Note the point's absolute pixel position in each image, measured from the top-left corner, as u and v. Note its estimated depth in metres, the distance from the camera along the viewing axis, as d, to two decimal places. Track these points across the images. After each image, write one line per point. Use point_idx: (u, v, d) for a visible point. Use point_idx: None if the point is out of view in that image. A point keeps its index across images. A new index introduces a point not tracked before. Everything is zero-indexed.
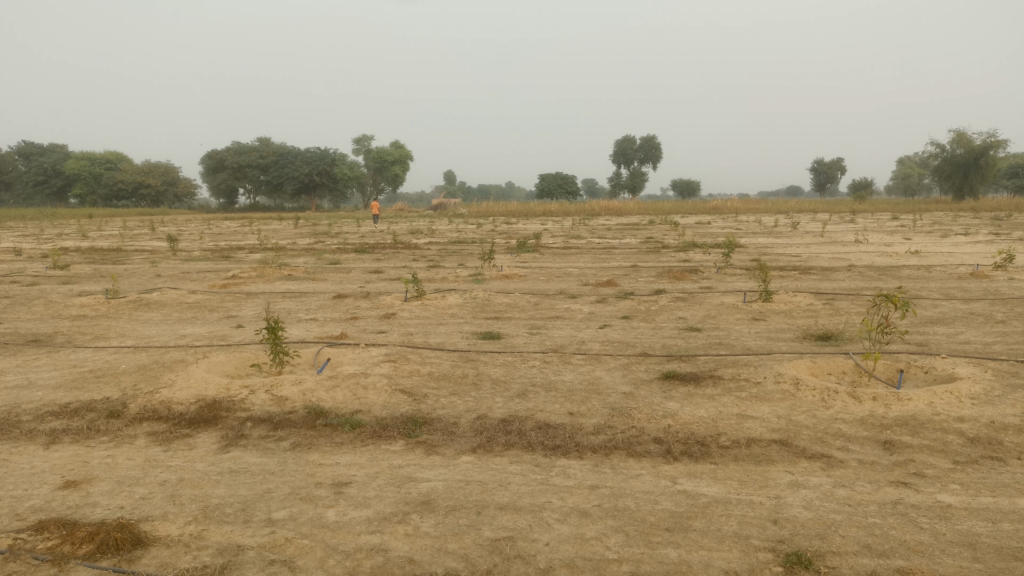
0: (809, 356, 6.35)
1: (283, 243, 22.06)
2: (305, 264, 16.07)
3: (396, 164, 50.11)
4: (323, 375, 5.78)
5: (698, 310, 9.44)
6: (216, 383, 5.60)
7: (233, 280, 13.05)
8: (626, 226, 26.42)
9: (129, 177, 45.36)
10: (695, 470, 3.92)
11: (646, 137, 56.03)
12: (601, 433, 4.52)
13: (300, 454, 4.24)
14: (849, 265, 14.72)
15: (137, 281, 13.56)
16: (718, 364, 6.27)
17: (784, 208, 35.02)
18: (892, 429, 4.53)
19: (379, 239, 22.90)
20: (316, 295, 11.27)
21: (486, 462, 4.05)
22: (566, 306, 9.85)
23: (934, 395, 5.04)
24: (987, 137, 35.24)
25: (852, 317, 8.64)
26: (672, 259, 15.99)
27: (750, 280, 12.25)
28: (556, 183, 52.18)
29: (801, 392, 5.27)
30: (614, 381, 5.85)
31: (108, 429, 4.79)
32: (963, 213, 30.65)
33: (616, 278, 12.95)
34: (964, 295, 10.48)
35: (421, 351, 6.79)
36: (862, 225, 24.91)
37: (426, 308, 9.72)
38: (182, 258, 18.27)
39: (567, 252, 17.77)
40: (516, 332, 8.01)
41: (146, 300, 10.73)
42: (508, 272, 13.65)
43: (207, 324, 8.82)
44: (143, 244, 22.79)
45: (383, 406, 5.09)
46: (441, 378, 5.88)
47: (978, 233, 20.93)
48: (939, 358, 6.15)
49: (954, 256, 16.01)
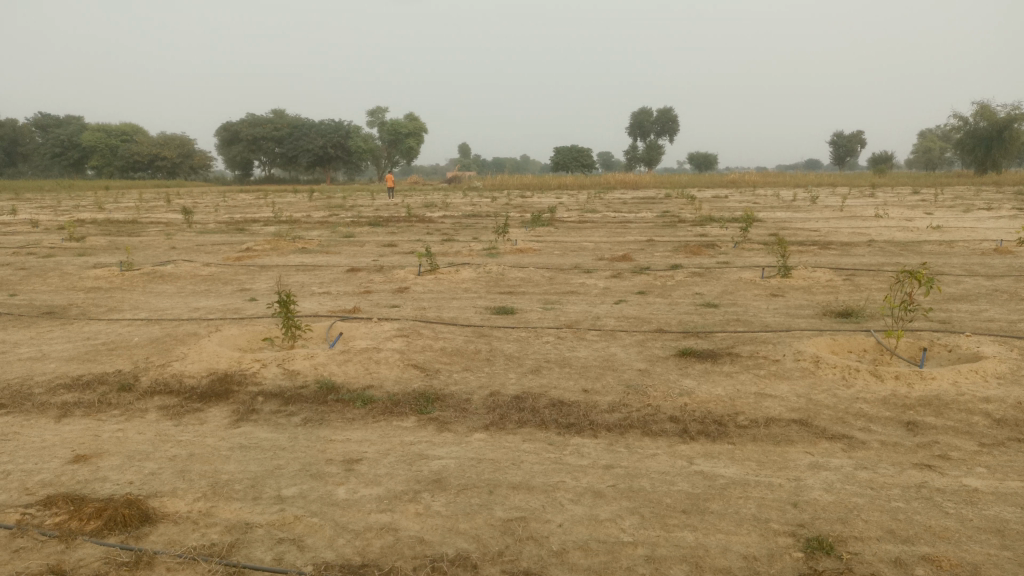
0: (829, 333, 6.22)
1: (298, 216, 22.02)
2: (319, 236, 16.03)
3: (411, 136, 49.88)
4: (336, 350, 5.73)
5: (715, 285, 9.31)
6: (227, 357, 5.56)
7: (247, 253, 13.03)
8: (642, 200, 26.18)
9: (145, 148, 45.45)
10: (712, 450, 3.84)
11: (663, 109, 55.32)
12: (616, 411, 4.44)
13: (310, 430, 4.20)
14: (869, 240, 14.49)
15: (152, 254, 13.57)
16: (735, 341, 6.16)
17: (802, 182, 34.59)
18: (915, 409, 4.42)
19: (393, 212, 22.82)
20: (330, 268, 11.22)
21: (499, 440, 3.98)
22: (581, 281, 9.76)
23: (959, 374, 4.92)
24: (1012, 109, 34.49)
25: (872, 294, 8.48)
26: (688, 233, 15.82)
27: (768, 255, 12.08)
28: (571, 156, 51.80)
29: (821, 370, 5.15)
30: (630, 357, 5.76)
31: (119, 402, 4.77)
32: (986, 187, 30.12)
33: (632, 253, 12.82)
34: (987, 271, 10.28)
35: (434, 326, 6.72)
36: (882, 199, 24.53)
37: (440, 282, 9.65)
38: (197, 230, 18.29)
39: (582, 225, 17.62)
40: (530, 307, 7.93)
41: (160, 272, 10.73)
42: (523, 246, 13.54)
43: (221, 297, 8.80)
44: (158, 217, 22.83)
45: (395, 381, 5.03)
46: (455, 354, 5.81)
47: (1001, 208, 20.54)
48: (963, 336, 6.00)
49: (977, 231, 15.72)
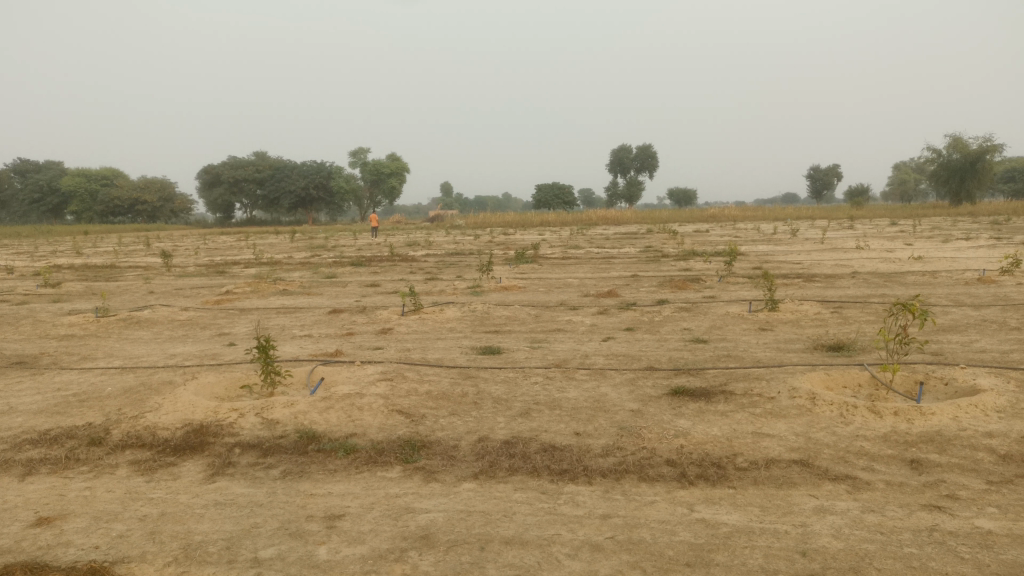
0: (823, 368, 6.10)
1: (279, 257, 21.81)
2: (300, 277, 15.83)
3: (393, 176, 50.03)
4: (317, 396, 5.52)
5: (702, 321, 9.20)
6: (203, 407, 5.34)
7: (227, 296, 12.80)
8: (624, 235, 26.27)
9: (125, 193, 45.20)
10: (713, 496, 3.67)
11: (642, 146, 55.86)
12: (610, 455, 4.26)
13: (290, 484, 3.99)
14: (852, 272, 14.51)
15: (129, 299, 13.30)
16: (728, 378, 6.02)
17: (782, 215, 34.88)
18: (918, 446, 4.28)
19: (375, 251, 22.68)
20: (311, 310, 11.01)
21: (489, 490, 3.79)
22: (567, 319, 9.62)
23: (958, 409, 4.80)
24: (983, 140, 35.11)
25: (861, 326, 8.40)
26: (672, 268, 15.78)
27: (754, 289, 12.03)
28: (553, 193, 52.12)
29: (818, 407, 5.02)
30: (621, 398, 5.60)
31: (88, 458, 4.54)
32: (963, 217, 30.52)
33: (617, 289, 12.72)
34: (973, 301, 10.26)
35: (418, 368, 6.54)
36: (862, 231, 24.72)
37: (424, 322, 9.47)
38: (176, 274, 18.04)
39: (566, 262, 17.56)
40: (516, 346, 7.77)
41: (136, 318, 10.47)
42: (507, 283, 13.42)
43: (198, 343, 8.56)
44: (137, 261, 22.53)
45: (379, 428, 4.84)
46: (440, 397, 5.63)
47: (979, 238, 20.75)
48: (958, 368, 5.90)
49: (958, 261, 15.81)
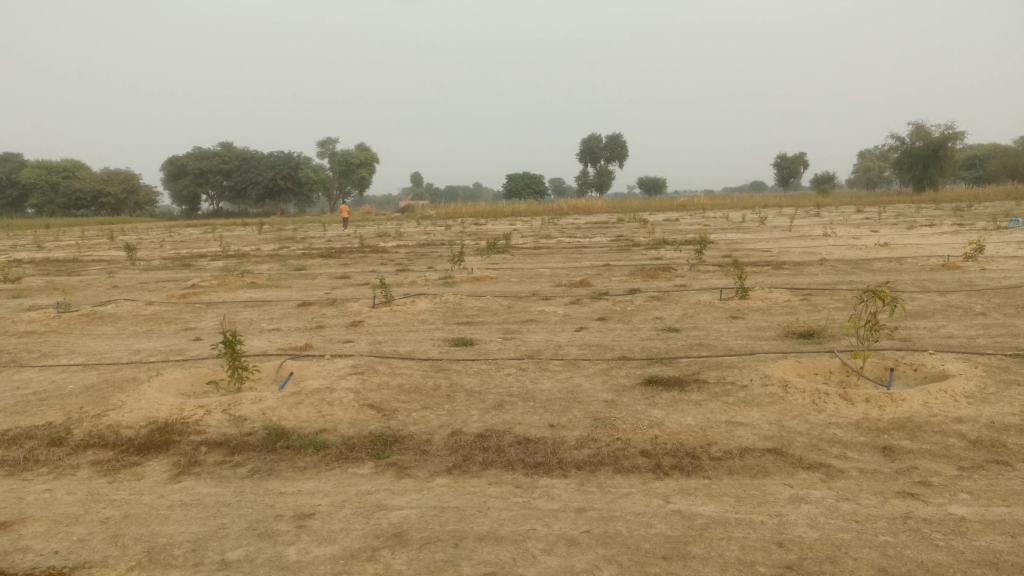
0: (794, 355, 6.12)
1: (247, 250, 21.49)
2: (269, 270, 15.62)
3: (362, 166, 49.58)
4: (286, 391, 5.41)
5: (674, 309, 9.21)
6: (168, 404, 5.20)
7: (193, 289, 12.57)
8: (595, 224, 26.31)
9: (87, 185, 44.25)
10: (688, 487, 3.64)
11: (612, 135, 55.95)
12: (585, 447, 4.23)
13: (259, 482, 3.89)
14: (820, 259, 14.67)
15: (92, 293, 13.01)
16: (701, 367, 6.02)
17: (750, 203, 35.16)
18: (890, 433, 4.31)
19: (346, 243, 22.45)
20: (280, 302, 10.85)
21: (463, 485, 3.73)
22: (539, 309, 9.59)
23: (928, 395, 4.84)
24: (946, 128, 35.68)
25: (831, 313, 8.47)
26: (643, 257, 15.81)
27: (724, 277, 12.09)
28: (523, 183, 52.03)
29: (790, 395, 5.03)
30: (595, 388, 5.57)
31: (48, 459, 4.39)
32: (926, 204, 31.02)
33: (589, 278, 12.72)
34: (939, 287, 10.40)
35: (390, 361, 6.45)
36: (829, 219, 25.00)
37: (395, 314, 9.36)
38: (141, 267, 17.70)
39: (537, 252, 17.52)
40: (489, 338, 7.70)
41: (99, 313, 10.23)
42: (479, 274, 13.34)
43: (164, 338, 8.38)
44: (100, 254, 22.06)
45: (350, 424, 4.75)
46: (413, 391, 5.55)
47: (943, 224, 21.09)
48: (927, 354, 5.96)
49: (923, 247, 16.05)
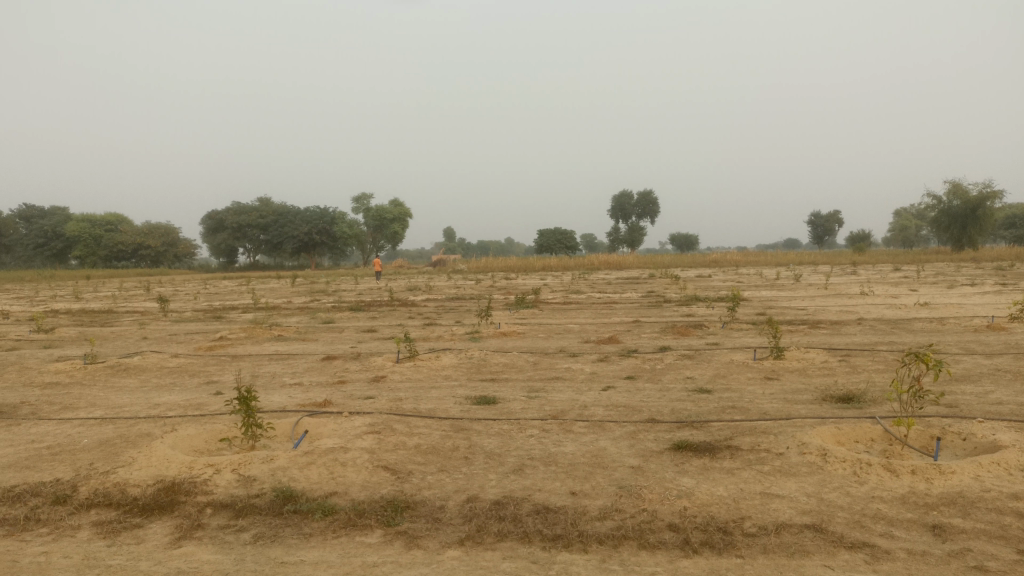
0: (832, 421, 5.80)
1: (278, 302, 21.61)
2: (297, 323, 15.62)
3: (396, 222, 50.19)
4: (299, 451, 5.23)
5: (706, 369, 8.91)
6: (178, 462, 5.05)
7: (220, 342, 12.56)
8: (626, 280, 26.11)
9: (129, 239, 45.20)
10: (719, 567, 3.36)
11: (644, 192, 56.11)
12: (608, 518, 3.96)
13: (261, 550, 3.69)
14: (858, 318, 14.26)
15: (121, 344, 13.06)
16: (734, 432, 5.72)
17: (784, 261, 34.73)
18: (939, 509, 3.98)
19: (375, 296, 22.52)
20: (304, 356, 10.76)
21: (475, 559, 3.49)
22: (566, 366, 9.35)
23: (980, 467, 4.49)
24: (984, 187, 35.10)
25: (871, 376, 8.10)
26: (674, 314, 15.53)
27: (758, 335, 11.76)
28: (555, 239, 52.12)
29: (829, 465, 4.72)
30: (621, 452, 5.30)
31: (49, 519, 4.24)
32: (966, 263, 30.38)
33: (618, 335, 12.46)
34: (984, 349, 9.97)
35: (408, 420, 6.25)
36: (865, 277, 24.54)
37: (419, 370, 9.19)
38: (173, 319, 17.84)
39: (566, 307, 17.35)
40: (512, 396, 7.47)
41: (125, 365, 10.20)
42: (506, 329, 13.17)
43: (185, 391, 8.29)
44: (135, 306, 22.34)
45: (363, 487, 4.55)
46: (430, 452, 5.33)
47: (985, 284, 20.53)
48: (976, 422, 5.59)
49: (965, 307, 15.56)
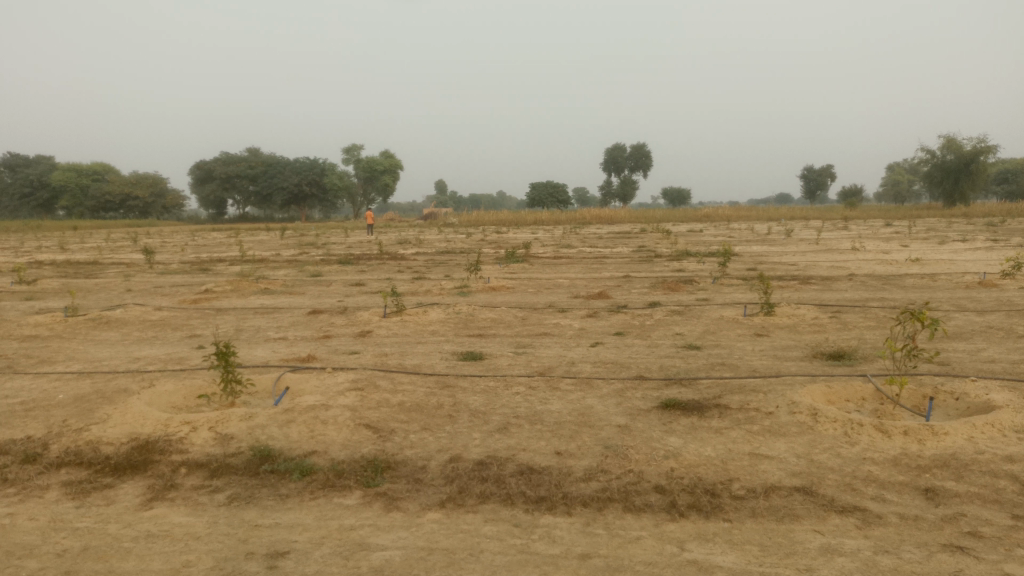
0: (824, 380, 5.70)
1: (265, 255, 21.32)
2: (284, 276, 15.40)
3: (386, 174, 49.63)
4: (278, 408, 5.10)
5: (696, 325, 8.80)
6: (153, 419, 4.91)
7: (204, 295, 12.36)
8: (617, 234, 25.92)
9: (116, 188, 44.57)
10: (706, 532, 3.27)
11: (637, 145, 55.56)
12: (594, 480, 3.86)
13: (235, 512, 3.58)
14: (849, 274, 14.16)
15: (104, 297, 12.84)
16: (723, 390, 5.62)
17: (775, 215, 34.56)
18: (932, 472, 3.89)
19: (364, 249, 22.28)
20: (290, 310, 10.58)
21: (456, 522, 3.38)
22: (555, 322, 9.23)
23: (973, 429, 4.41)
24: (977, 142, 34.84)
25: (862, 333, 8.01)
26: (665, 269, 15.39)
27: (749, 291, 11.65)
28: (547, 192, 51.73)
29: (820, 425, 4.63)
30: (608, 411, 5.19)
31: (17, 478, 4.11)
32: (958, 218, 30.32)
33: (608, 290, 12.33)
34: (976, 306, 9.88)
35: (392, 376, 6.11)
36: (857, 232, 24.43)
37: (405, 324, 9.04)
38: (158, 271, 17.59)
39: (557, 261, 17.18)
40: (499, 352, 7.35)
41: (106, 318, 10.02)
42: (495, 283, 13.01)
43: (166, 346, 8.13)
44: (120, 257, 22.01)
45: (343, 446, 4.43)
46: (413, 409, 5.21)
47: (976, 240, 20.47)
48: (969, 381, 5.51)
49: (956, 263, 15.47)
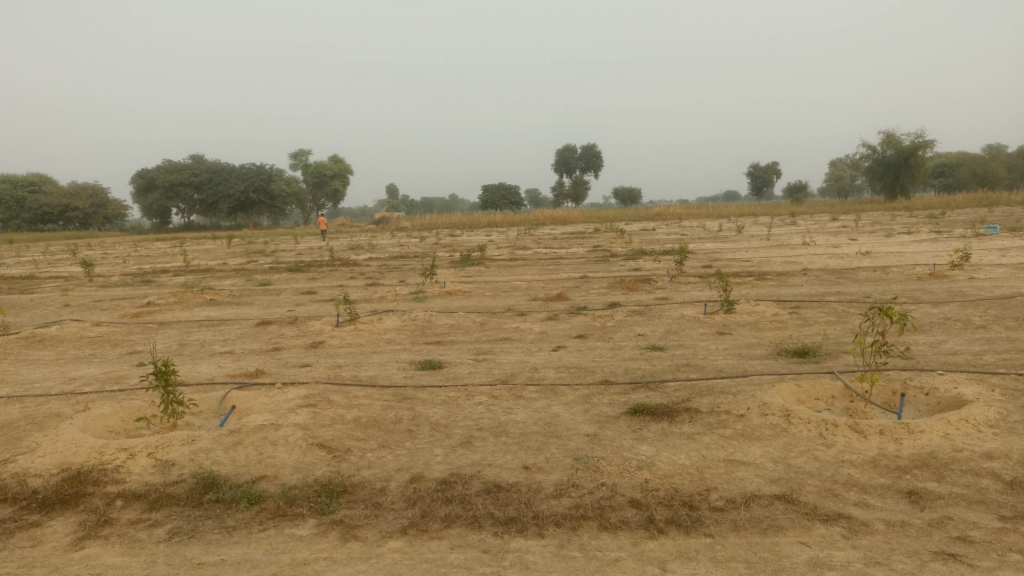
0: (793, 378, 5.58)
1: (212, 264, 20.68)
2: (232, 285, 14.89)
3: (337, 179, 48.90)
4: (224, 430, 4.77)
5: (657, 325, 8.65)
6: (86, 446, 4.53)
7: (147, 308, 11.82)
8: (572, 234, 25.86)
9: (54, 199, 42.87)
10: (688, 549, 3.07)
11: (587, 145, 55.76)
12: (565, 496, 3.64)
13: (176, 549, 3.26)
14: (803, 269, 14.25)
15: (39, 313, 12.18)
16: (691, 393, 5.45)
17: (725, 212, 34.95)
18: (913, 473, 3.76)
19: (315, 256, 21.81)
20: (237, 321, 10.15)
21: (420, 551, 3.13)
22: (514, 326, 9.01)
23: (948, 425, 4.31)
24: (916, 137, 35.70)
25: (824, 329, 7.96)
26: (621, 268, 15.29)
27: (706, 289, 11.58)
28: (499, 194, 51.60)
29: (794, 426, 4.48)
30: (575, 419, 4.97)
31: None
32: (901, 211, 31.04)
33: (566, 291, 12.17)
34: (930, 298, 9.94)
35: (347, 390, 5.81)
36: (806, 227, 24.76)
37: (360, 333, 8.72)
38: (99, 284, 16.87)
39: (513, 263, 17.01)
40: (459, 359, 7.09)
41: (40, 336, 9.44)
42: (451, 288, 12.73)
43: (105, 364, 7.67)
44: (58, 270, 21.12)
45: (295, 469, 4.13)
46: (370, 425, 4.92)
47: (921, 232, 20.89)
48: (937, 376, 5.44)
49: (905, 255, 15.72)
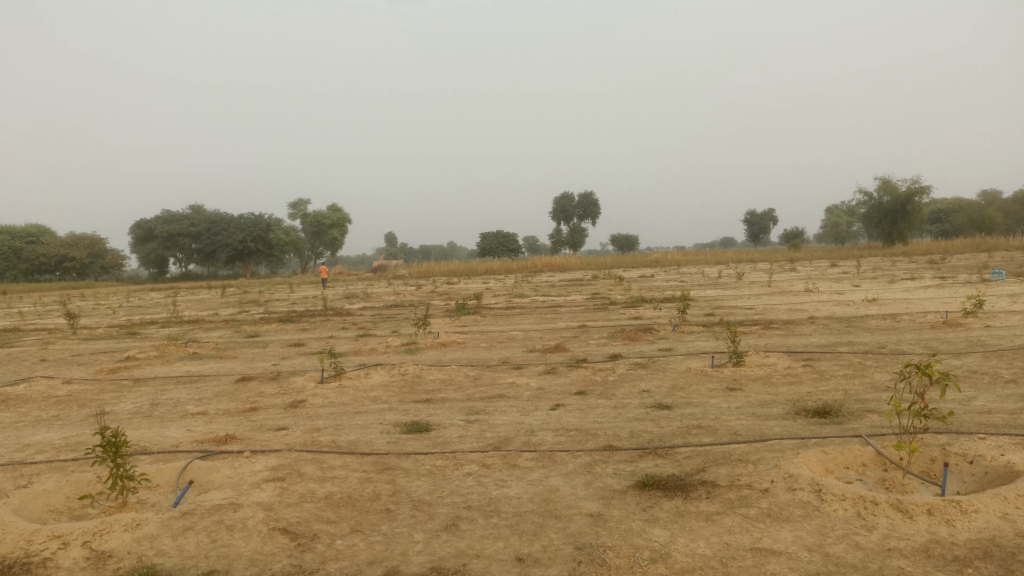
0: (818, 444, 5.00)
1: (202, 315, 20.11)
2: (218, 338, 14.32)
3: (334, 227, 48.67)
4: (175, 512, 4.19)
5: (662, 380, 8.06)
6: (14, 531, 3.95)
7: (125, 364, 11.24)
8: (570, 282, 25.45)
9: (51, 250, 42.51)
10: None
11: (584, 194, 55.80)
12: None
13: None
14: (810, 317, 13.71)
15: (14, 369, 11.61)
16: (706, 462, 4.87)
17: (724, 258, 34.66)
18: (977, 567, 3.18)
19: (308, 305, 21.34)
20: (217, 377, 9.57)
21: None
22: (509, 381, 8.43)
23: (1006, 503, 3.75)
24: (912, 183, 35.63)
25: (842, 383, 7.39)
26: (621, 317, 14.77)
27: (712, 340, 11.02)
28: (497, 242, 51.41)
29: (828, 505, 3.91)
30: (576, 494, 4.39)
31: None
32: (902, 257, 30.70)
33: (564, 342, 11.61)
34: (948, 349, 9.39)
35: (323, 458, 5.23)
36: (807, 273, 24.31)
37: (344, 390, 8.16)
38: (82, 337, 16.32)
39: (510, 312, 16.48)
40: (448, 421, 6.50)
41: (4, 395, 8.85)
42: (444, 339, 12.19)
43: (67, 427, 7.08)
44: (45, 322, 20.57)
45: (250, 562, 3.55)
46: (343, 503, 4.33)
47: (925, 277, 20.40)
48: (978, 440, 4.88)
49: (913, 302, 15.22)
